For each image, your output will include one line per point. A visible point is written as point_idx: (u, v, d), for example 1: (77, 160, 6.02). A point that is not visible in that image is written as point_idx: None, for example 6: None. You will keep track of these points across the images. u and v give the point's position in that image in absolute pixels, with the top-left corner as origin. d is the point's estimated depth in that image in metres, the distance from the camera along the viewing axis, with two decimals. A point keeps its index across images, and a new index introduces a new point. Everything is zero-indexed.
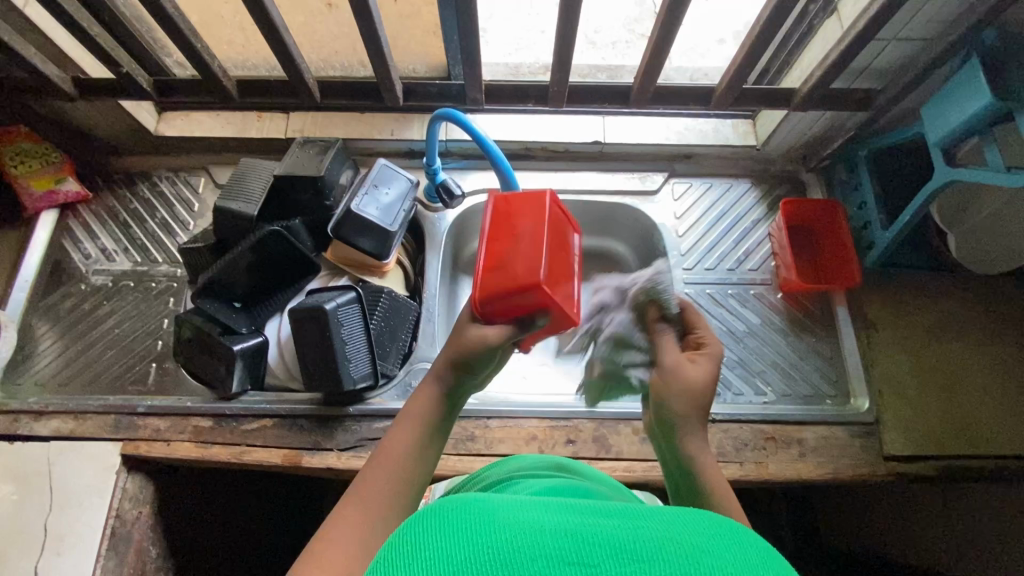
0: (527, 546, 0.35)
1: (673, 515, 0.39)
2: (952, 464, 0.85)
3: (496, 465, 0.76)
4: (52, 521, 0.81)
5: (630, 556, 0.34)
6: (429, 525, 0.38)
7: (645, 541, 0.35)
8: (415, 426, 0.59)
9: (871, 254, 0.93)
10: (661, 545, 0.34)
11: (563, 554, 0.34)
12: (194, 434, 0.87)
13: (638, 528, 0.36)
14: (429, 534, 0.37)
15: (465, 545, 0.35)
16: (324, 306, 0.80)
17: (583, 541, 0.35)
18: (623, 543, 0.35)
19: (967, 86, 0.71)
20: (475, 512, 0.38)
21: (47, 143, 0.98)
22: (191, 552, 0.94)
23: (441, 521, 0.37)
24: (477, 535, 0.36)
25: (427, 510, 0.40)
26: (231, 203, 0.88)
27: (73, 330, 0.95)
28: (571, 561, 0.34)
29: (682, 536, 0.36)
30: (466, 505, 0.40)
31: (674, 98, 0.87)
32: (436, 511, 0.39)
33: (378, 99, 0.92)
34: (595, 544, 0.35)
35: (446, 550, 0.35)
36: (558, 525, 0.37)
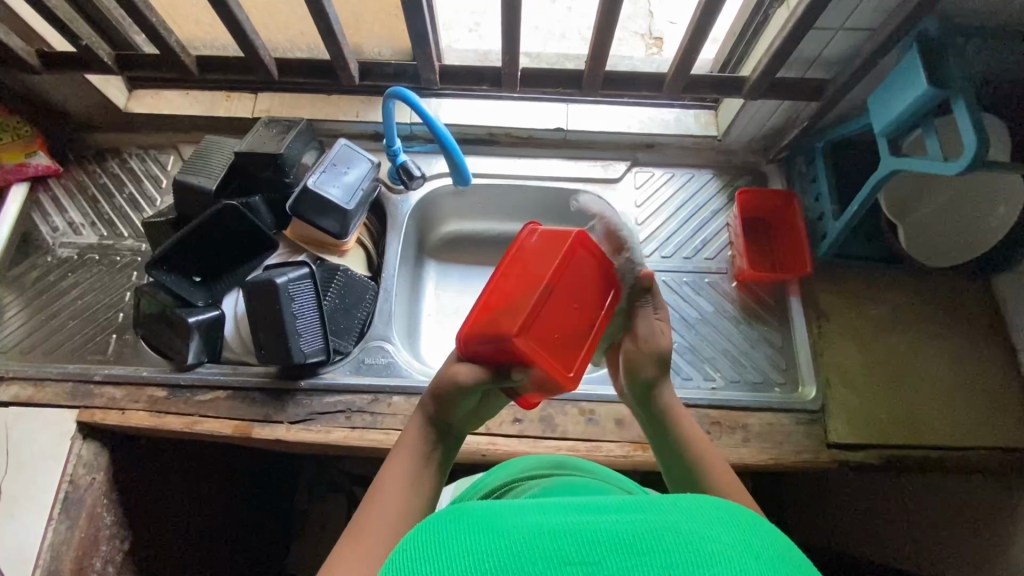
0: (527, 550, 0.36)
1: (665, 502, 0.40)
2: (895, 453, 0.86)
3: (497, 471, 0.79)
4: (6, 484, 0.82)
5: (629, 549, 0.36)
6: (430, 540, 0.39)
7: (642, 533, 0.37)
8: (407, 463, 0.59)
9: (823, 244, 0.94)
10: (654, 536, 0.36)
11: (563, 555, 0.36)
12: (148, 403, 0.88)
13: (633, 520, 0.38)
14: (432, 549, 0.38)
15: (467, 557, 0.37)
16: (274, 280, 0.81)
17: (582, 541, 0.37)
18: (621, 536, 0.36)
19: (908, 76, 0.72)
20: (474, 523, 0.40)
21: (18, 118, 0.99)
22: (146, 520, 0.96)
23: (444, 538, 0.39)
24: (482, 543, 0.38)
25: (427, 526, 0.41)
26: (192, 177, 0.90)
27: (38, 300, 0.97)
28: (571, 561, 0.35)
29: (679, 522, 0.37)
30: (465, 515, 0.41)
31: (626, 84, 0.88)
32: (441, 528, 0.40)
33: (339, 79, 0.93)
34: (594, 542, 0.36)
35: (452, 561, 0.37)
36: (556, 525, 0.39)
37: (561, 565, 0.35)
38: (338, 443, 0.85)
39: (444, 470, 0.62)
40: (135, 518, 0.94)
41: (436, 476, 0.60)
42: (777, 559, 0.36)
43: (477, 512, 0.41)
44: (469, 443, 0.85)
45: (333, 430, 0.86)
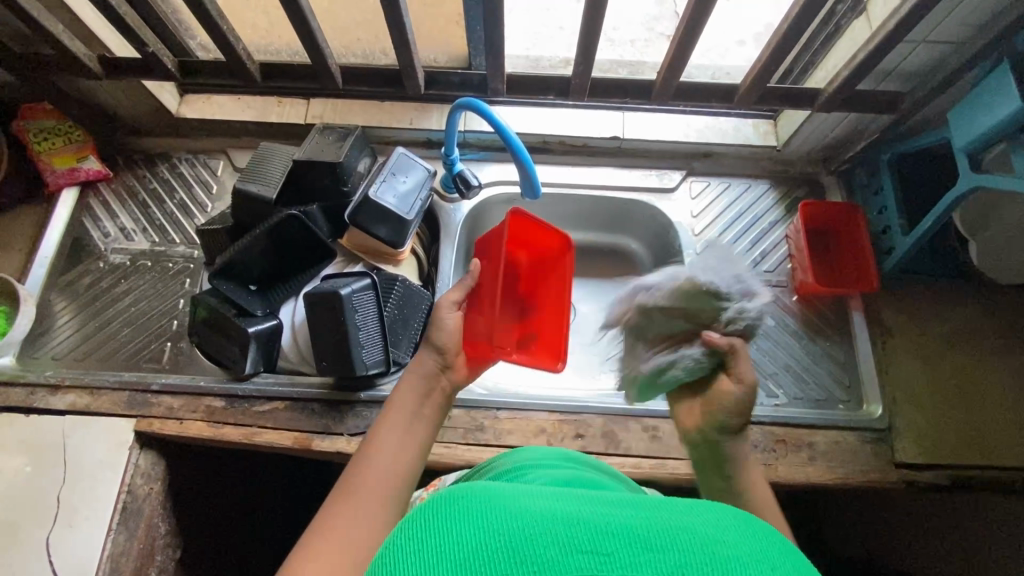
0: (542, 533, 0.35)
1: (682, 503, 0.40)
2: (963, 474, 0.84)
3: (505, 454, 0.77)
4: (65, 495, 0.81)
5: (643, 545, 0.35)
6: (442, 512, 0.38)
7: (655, 530, 0.36)
8: (404, 409, 0.66)
9: (890, 259, 0.92)
10: (671, 534, 0.36)
11: (578, 543, 0.35)
12: (205, 413, 0.88)
13: (649, 518, 0.37)
14: (446, 521, 0.37)
15: (479, 533, 0.36)
16: (339, 292, 0.81)
17: (599, 531, 0.36)
18: (638, 533, 0.36)
19: (997, 91, 0.70)
20: (487, 500, 0.39)
21: (70, 121, 1.00)
22: (196, 528, 0.95)
23: (456, 511, 0.38)
24: (495, 517, 0.37)
25: (438, 496, 0.40)
26: (251, 185, 0.89)
27: (90, 306, 0.96)
28: (584, 550, 0.34)
29: (697, 526, 0.37)
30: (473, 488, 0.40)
31: (694, 94, 0.86)
32: (452, 501, 0.39)
33: (400, 86, 0.92)
34: (611, 533, 0.35)
35: (466, 537, 0.36)
36: (571, 511, 0.38)
37: (575, 554, 0.34)
38: None
39: (440, 420, 0.69)
40: (188, 527, 0.93)
41: (431, 426, 0.67)
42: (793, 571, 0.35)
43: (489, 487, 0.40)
44: None
45: None
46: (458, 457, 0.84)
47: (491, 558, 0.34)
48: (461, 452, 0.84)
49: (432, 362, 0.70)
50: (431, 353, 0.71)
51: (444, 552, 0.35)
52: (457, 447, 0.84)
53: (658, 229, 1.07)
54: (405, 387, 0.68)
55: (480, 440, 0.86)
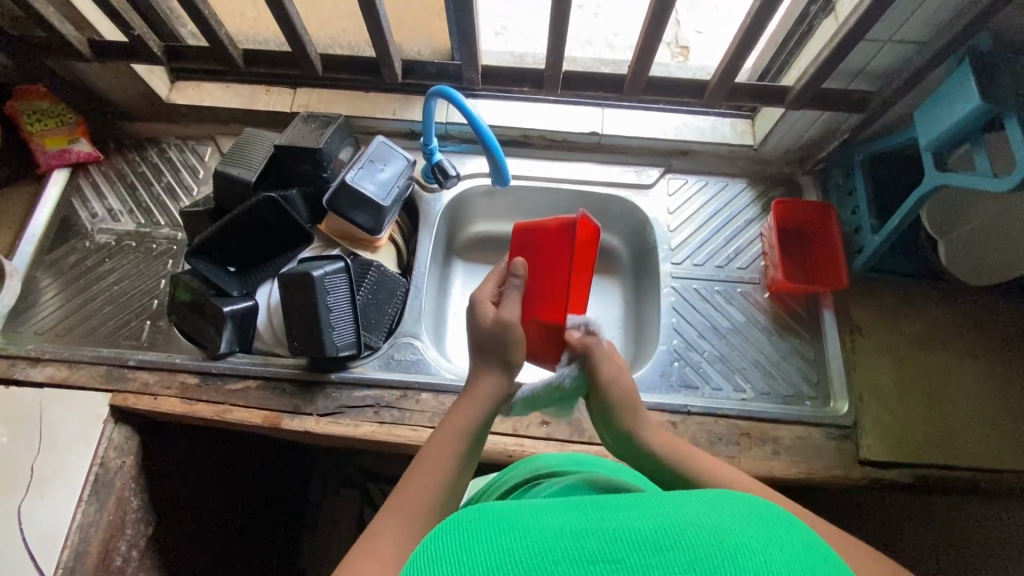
0: (551, 548, 0.37)
1: (685, 498, 0.41)
2: (928, 473, 0.84)
3: (521, 464, 0.78)
4: (39, 464, 0.83)
5: (651, 548, 0.36)
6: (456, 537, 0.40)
7: (662, 532, 0.37)
8: (463, 434, 0.61)
9: (860, 258, 0.93)
10: (679, 532, 0.37)
11: (589, 554, 0.37)
12: (180, 390, 0.89)
13: (655, 517, 0.39)
14: (458, 545, 0.39)
15: (492, 553, 0.38)
16: (311, 273, 0.82)
17: (606, 538, 0.37)
18: (645, 536, 0.37)
19: (959, 90, 0.71)
20: (495, 522, 0.41)
21: (63, 105, 1.02)
22: (169, 505, 0.97)
23: (472, 538, 0.40)
24: (503, 540, 0.39)
25: (453, 523, 0.42)
26: (231, 168, 0.91)
27: (74, 284, 0.99)
28: (597, 561, 0.36)
29: (701, 520, 0.38)
30: (488, 512, 0.42)
31: (666, 89, 0.88)
32: (465, 526, 0.41)
33: (380, 76, 0.94)
34: (618, 540, 0.37)
35: (480, 558, 0.38)
36: (578, 523, 0.39)
37: (584, 564, 0.36)
38: (364, 437, 0.86)
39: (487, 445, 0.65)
40: (160, 503, 0.95)
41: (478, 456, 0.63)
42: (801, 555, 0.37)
43: (500, 510, 0.42)
44: (497, 444, 0.85)
45: (361, 424, 0.87)
46: (423, 440, 0.85)
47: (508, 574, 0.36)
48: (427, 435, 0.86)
49: (500, 386, 0.65)
50: (498, 372, 0.66)
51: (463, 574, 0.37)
52: (423, 430, 0.85)
53: (635, 224, 1.08)
54: (463, 410, 0.63)
55: None
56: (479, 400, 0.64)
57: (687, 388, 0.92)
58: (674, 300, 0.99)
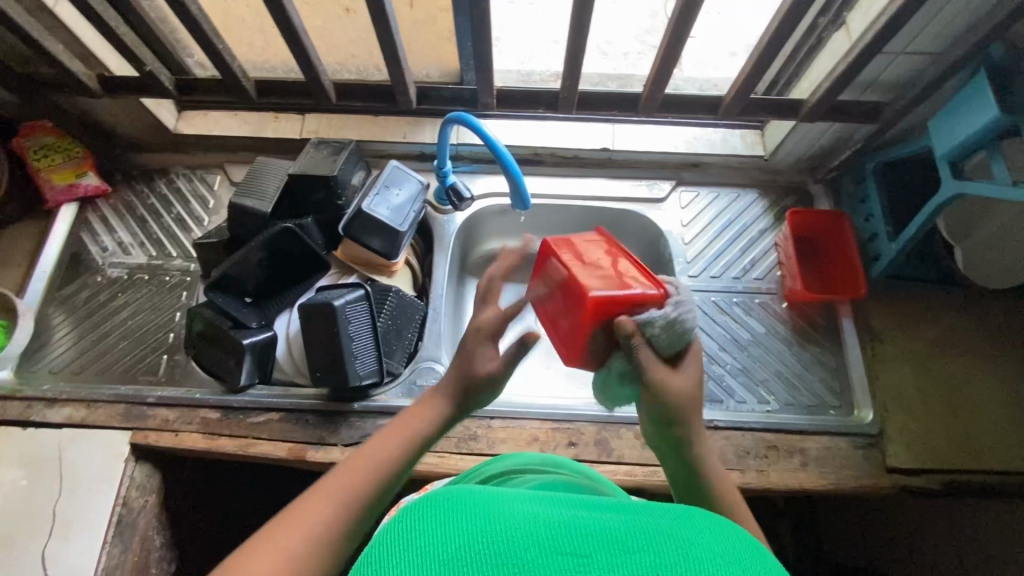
0: (519, 533, 0.35)
1: (657, 508, 0.39)
2: (955, 478, 0.84)
3: (493, 461, 0.76)
4: (62, 507, 0.82)
5: (622, 546, 0.34)
6: (421, 511, 0.37)
7: (635, 533, 0.35)
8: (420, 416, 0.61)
9: (877, 265, 0.93)
10: (647, 537, 0.35)
11: (557, 545, 0.34)
12: (202, 425, 0.88)
13: (626, 520, 0.37)
14: (424, 522, 0.36)
15: (460, 533, 0.35)
16: (333, 303, 0.82)
17: (577, 533, 0.35)
18: (617, 536, 0.35)
19: (975, 100, 0.72)
20: (469, 502, 0.38)
21: (70, 138, 1.02)
22: (190, 540, 0.95)
23: (433, 513, 0.37)
24: (469, 519, 0.36)
25: (421, 500, 0.39)
26: (245, 199, 0.90)
27: (89, 320, 0.97)
28: (564, 552, 0.34)
29: (672, 527, 0.36)
30: (456, 493, 0.39)
31: (680, 106, 0.88)
32: (431, 502, 0.38)
33: (392, 101, 0.94)
34: (589, 535, 0.35)
35: (446, 537, 0.35)
36: (552, 515, 0.37)
37: (552, 553, 0.34)
38: None
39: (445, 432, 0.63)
40: (182, 539, 0.93)
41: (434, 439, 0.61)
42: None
43: (473, 492, 0.40)
44: None
45: None
46: (451, 466, 0.84)
47: (468, 562, 0.33)
48: (455, 462, 0.85)
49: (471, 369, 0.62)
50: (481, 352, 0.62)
51: (426, 553, 0.34)
52: (451, 457, 0.85)
53: (649, 238, 1.08)
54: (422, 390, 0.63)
55: (473, 450, 0.86)
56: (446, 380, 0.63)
57: (712, 401, 0.91)
58: None
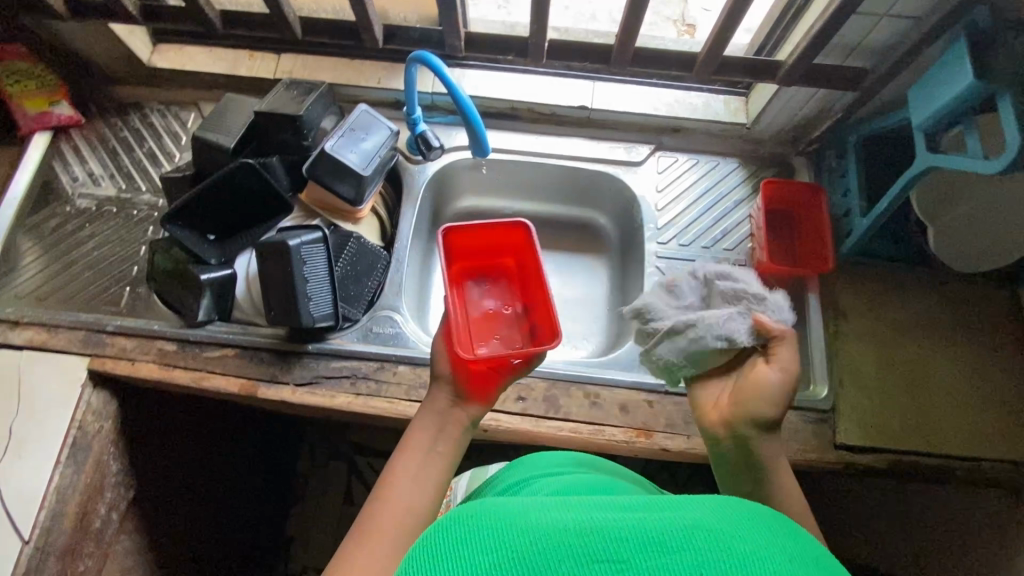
0: (556, 545, 0.37)
1: (684, 502, 0.42)
2: (904, 458, 0.84)
3: (517, 462, 0.78)
4: (17, 425, 0.84)
5: (656, 547, 0.37)
6: (460, 534, 0.40)
7: (666, 533, 0.38)
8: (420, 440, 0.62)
9: (848, 241, 0.91)
10: (682, 536, 0.37)
11: (591, 552, 0.37)
12: (158, 356, 0.89)
13: (657, 519, 0.39)
14: (460, 545, 0.39)
15: (498, 554, 0.38)
16: (288, 242, 0.81)
17: (608, 537, 0.38)
18: (649, 536, 0.38)
19: (954, 68, 0.69)
20: (502, 518, 0.41)
21: (41, 65, 1.01)
22: (147, 468, 0.98)
23: (467, 536, 0.40)
24: (502, 538, 0.39)
25: (452, 521, 0.42)
26: (209, 133, 0.90)
27: (55, 248, 0.98)
28: (599, 559, 0.36)
29: (701, 522, 0.39)
30: (485, 511, 0.42)
31: (656, 61, 0.85)
32: (465, 525, 0.41)
33: (361, 41, 0.92)
34: (625, 539, 0.37)
35: (480, 558, 0.38)
36: (585, 520, 0.40)
37: (587, 562, 0.36)
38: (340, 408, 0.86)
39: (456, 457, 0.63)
40: (139, 466, 0.96)
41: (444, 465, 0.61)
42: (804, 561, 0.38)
43: (499, 508, 0.43)
44: None
45: (338, 395, 0.86)
46: (398, 412, 0.85)
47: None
48: (403, 407, 0.86)
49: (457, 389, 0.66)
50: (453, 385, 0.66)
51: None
52: (399, 402, 0.86)
53: (623, 203, 1.06)
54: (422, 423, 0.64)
55: (422, 397, 0.87)
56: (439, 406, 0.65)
57: None
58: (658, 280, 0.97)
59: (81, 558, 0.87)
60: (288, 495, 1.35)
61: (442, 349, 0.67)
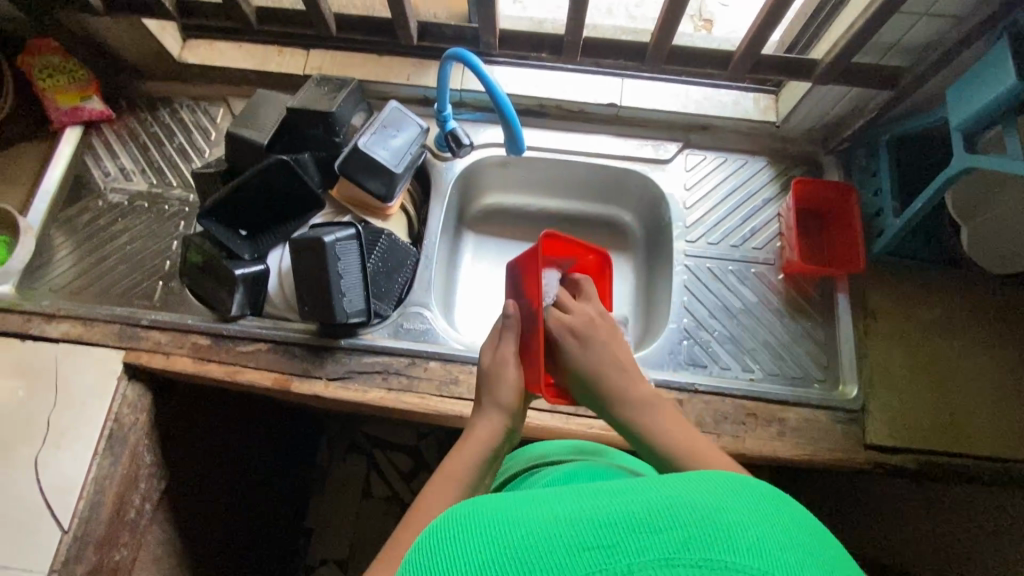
0: (546, 540, 0.35)
1: (680, 478, 0.39)
2: (934, 459, 0.84)
3: (516, 455, 0.81)
4: (55, 417, 0.85)
5: (648, 530, 0.34)
6: (452, 538, 0.38)
7: (657, 513, 0.35)
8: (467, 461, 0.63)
9: (880, 241, 0.91)
10: (675, 515, 0.35)
11: (582, 540, 0.34)
12: (192, 350, 0.90)
13: (648, 499, 0.37)
14: (451, 549, 0.37)
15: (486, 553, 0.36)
16: (323, 238, 0.82)
17: (599, 524, 0.35)
18: (641, 519, 0.35)
19: (997, 69, 0.68)
20: (488, 518, 0.39)
21: (74, 60, 1.02)
22: (178, 460, 0.99)
23: (456, 541, 0.38)
24: (494, 537, 0.37)
25: (436, 528, 0.40)
26: (243, 130, 0.90)
27: (89, 242, 0.99)
28: (589, 547, 0.34)
29: (695, 500, 0.36)
30: (474, 515, 0.40)
31: (690, 60, 0.85)
32: (454, 531, 0.39)
33: (394, 38, 0.92)
34: (611, 523, 0.35)
35: (469, 559, 0.36)
36: (567, 511, 0.37)
37: (577, 552, 0.34)
38: (372, 403, 0.87)
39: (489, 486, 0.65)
40: (171, 458, 0.97)
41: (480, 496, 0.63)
42: (795, 531, 0.36)
43: (485, 506, 0.40)
44: None
45: (370, 390, 0.87)
46: (430, 407, 0.86)
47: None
48: (435, 403, 0.86)
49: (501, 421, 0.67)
50: (497, 416, 0.68)
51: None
52: (431, 397, 0.86)
53: (650, 201, 1.06)
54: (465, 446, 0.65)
55: (453, 394, 0.88)
56: (485, 434, 0.66)
57: (695, 366, 0.91)
58: (686, 279, 0.98)
59: (117, 547, 0.88)
60: (309, 486, 1.37)
61: (508, 372, 0.69)
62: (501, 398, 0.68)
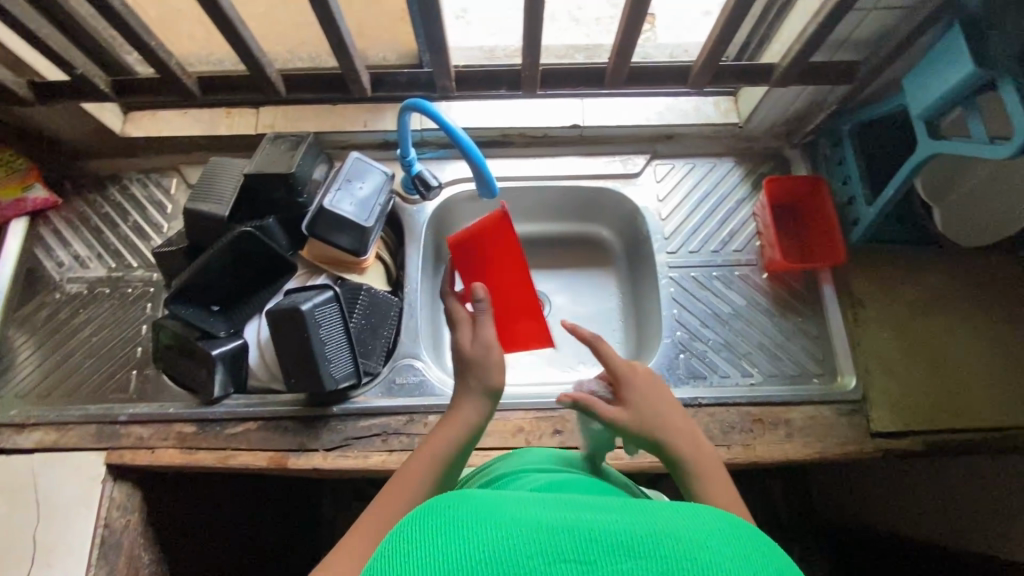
0: (527, 541, 0.35)
1: (668, 506, 0.40)
2: (941, 437, 0.85)
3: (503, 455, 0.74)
4: (41, 532, 0.80)
5: (627, 552, 0.35)
6: (430, 519, 0.38)
7: (639, 537, 0.36)
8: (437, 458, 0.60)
9: (857, 230, 0.92)
10: (656, 542, 0.36)
11: (561, 552, 0.35)
12: (178, 440, 0.86)
13: (633, 523, 0.37)
14: (428, 530, 0.37)
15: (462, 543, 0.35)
16: (300, 306, 0.79)
17: (583, 538, 0.35)
18: (625, 540, 0.35)
19: (950, 56, 0.69)
20: (474, 505, 0.38)
21: (10, 151, 0.96)
22: (178, 552, 0.94)
23: (435, 522, 0.37)
24: (478, 528, 0.36)
25: (421, 507, 0.40)
26: (202, 204, 0.86)
27: (52, 339, 0.94)
28: (568, 559, 0.34)
29: (677, 530, 0.37)
30: (458, 499, 0.39)
31: (650, 78, 0.84)
32: (434, 511, 0.39)
33: (347, 91, 0.90)
34: (592, 541, 0.35)
35: (443, 547, 0.35)
36: (552, 518, 0.37)
37: (554, 562, 0.34)
38: (374, 468, 0.83)
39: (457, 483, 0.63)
40: (171, 553, 0.93)
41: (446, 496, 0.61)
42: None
43: (474, 493, 0.40)
44: None
45: (370, 454, 0.84)
46: None
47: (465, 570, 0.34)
48: None
49: (483, 409, 0.63)
50: (480, 399, 0.63)
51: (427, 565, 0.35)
52: None
53: (625, 215, 1.06)
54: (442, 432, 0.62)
55: None
56: (462, 424, 0.62)
57: (695, 378, 0.91)
58: (673, 290, 0.97)
59: None
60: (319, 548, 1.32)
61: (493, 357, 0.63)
62: (491, 383, 0.63)
